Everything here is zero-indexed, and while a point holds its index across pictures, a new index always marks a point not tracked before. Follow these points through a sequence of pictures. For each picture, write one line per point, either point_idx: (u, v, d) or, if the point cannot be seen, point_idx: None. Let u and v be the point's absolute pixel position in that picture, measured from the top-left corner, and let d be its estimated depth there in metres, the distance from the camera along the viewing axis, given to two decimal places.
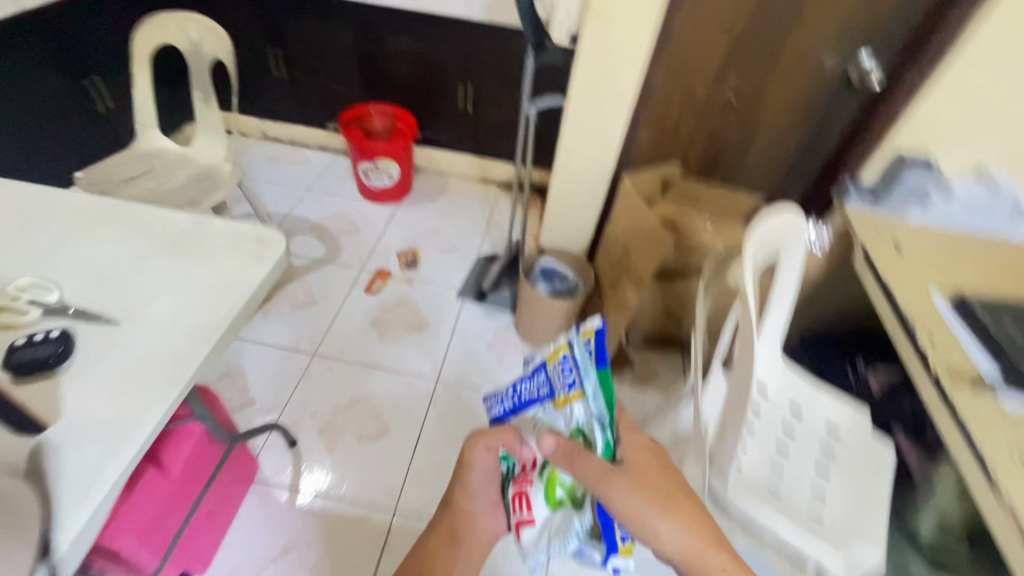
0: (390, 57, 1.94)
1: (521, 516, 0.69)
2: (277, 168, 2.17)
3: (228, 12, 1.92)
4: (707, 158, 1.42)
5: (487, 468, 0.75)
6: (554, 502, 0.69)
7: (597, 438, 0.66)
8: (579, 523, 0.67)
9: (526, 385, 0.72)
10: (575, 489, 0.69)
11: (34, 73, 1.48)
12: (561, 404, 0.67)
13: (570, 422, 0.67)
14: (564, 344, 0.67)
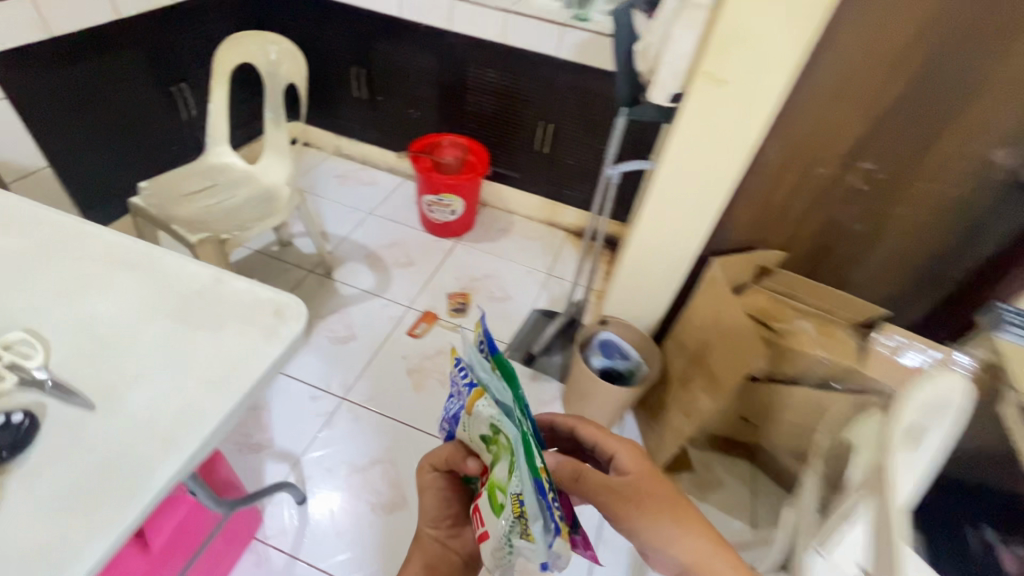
0: (472, 89, 1.85)
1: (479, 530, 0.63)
2: (344, 187, 2.14)
3: (319, 31, 1.91)
4: (819, 248, 1.19)
5: (438, 490, 0.79)
6: (494, 510, 0.59)
7: (506, 427, 0.58)
8: (510, 526, 0.55)
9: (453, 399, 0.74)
10: (503, 486, 0.57)
11: (124, 79, 1.51)
12: (472, 409, 0.62)
13: (485, 420, 0.61)
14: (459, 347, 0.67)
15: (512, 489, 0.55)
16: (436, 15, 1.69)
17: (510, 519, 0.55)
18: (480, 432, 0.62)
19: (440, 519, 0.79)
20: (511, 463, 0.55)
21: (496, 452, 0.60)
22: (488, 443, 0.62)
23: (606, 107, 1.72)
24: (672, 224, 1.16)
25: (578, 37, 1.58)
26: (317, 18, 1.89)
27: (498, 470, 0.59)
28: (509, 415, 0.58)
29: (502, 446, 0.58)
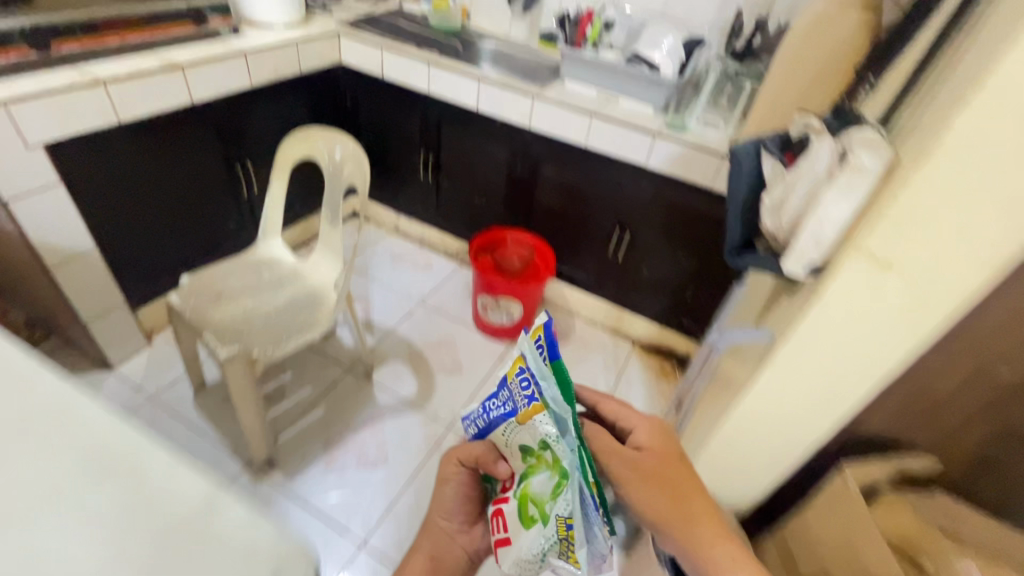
0: (544, 186, 1.70)
1: (501, 535, 0.83)
2: (397, 270, 2.02)
3: (393, 114, 1.85)
4: (988, 466, 0.87)
5: (462, 486, 0.97)
6: (527, 523, 0.78)
7: (559, 449, 0.71)
8: (550, 537, 0.75)
9: (495, 399, 0.85)
10: (545, 505, 0.75)
11: (189, 157, 1.46)
12: (524, 420, 0.77)
13: (535, 437, 0.76)
14: (523, 355, 0.75)
15: (558, 513, 0.71)
16: (514, 110, 1.58)
17: (551, 535, 0.74)
18: (525, 444, 0.79)
19: (456, 520, 0.99)
20: (559, 489, 0.70)
21: (534, 466, 0.77)
22: (527, 458, 0.79)
23: (694, 223, 1.51)
24: (786, 407, 0.92)
25: (671, 148, 1.40)
26: (391, 101, 1.82)
27: (535, 485, 0.77)
28: (565, 441, 0.70)
29: (550, 470, 0.73)
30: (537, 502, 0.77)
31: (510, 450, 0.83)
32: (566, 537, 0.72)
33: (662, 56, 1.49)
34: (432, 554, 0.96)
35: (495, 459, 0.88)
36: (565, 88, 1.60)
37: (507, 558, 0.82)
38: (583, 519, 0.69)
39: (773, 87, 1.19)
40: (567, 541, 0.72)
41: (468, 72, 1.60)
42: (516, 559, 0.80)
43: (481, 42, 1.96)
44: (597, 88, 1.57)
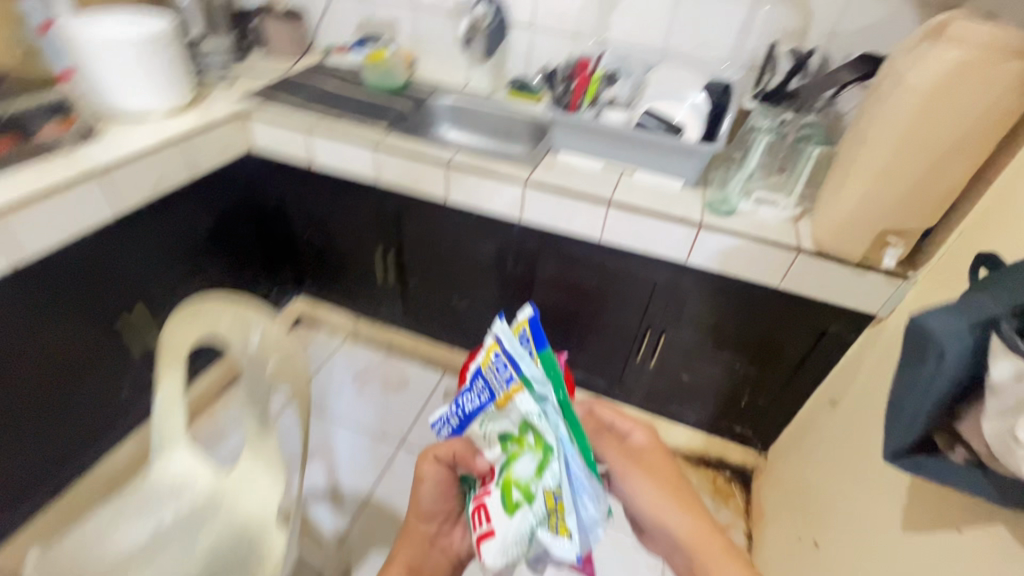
0: (545, 285, 1.32)
1: (482, 529, 0.70)
2: (363, 395, 1.59)
3: (334, 207, 1.42)
4: None
5: (439, 483, 0.81)
6: (513, 505, 0.68)
7: (543, 426, 0.65)
8: (539, 513, 0.68)
9: (471, 393, 0.75)
10: (528, 485, 0.68)
11: (30, 337, 0.98)
12: (506, 405, 0.68)
13: (518, 420, 0.68)
14: (495, 340, 0.69)
15: (545, 486, 0.67)
16: (499, 200, 1.18)
17: (541, 512, 0.68)
18: (504, 431, 0.70)
19: (432, 521, 0.84)
20: (547, 463, 0.66)
21: (517, 451, 0.69)
22: (510, 445, 0.69)
23: (750, 325, 1.17)
24: None
25: (720, 242, 1.05)
26: (329, 192, 1.39)
27: (521, 470, 0.68)
28: (547, 418, 0.66)
29: (534, 448, 0.68)
30: (519, 487, 0.68)
31: (489, 442, 0.73)
32: (556, 510, 0.67)
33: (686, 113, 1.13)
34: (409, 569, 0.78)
35: (475, 448, 0.77)
36: (559, 163, 1.22)
37: (495, 552, 0.69)
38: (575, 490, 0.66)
39: (874, 165, 0.85)
40: (558, 514, 0.67)
41: (431, 155, 1.20)
42: (504, 549, 0.69)
43: (435, 99, 1.55)
44: (601, 159, 1.20)
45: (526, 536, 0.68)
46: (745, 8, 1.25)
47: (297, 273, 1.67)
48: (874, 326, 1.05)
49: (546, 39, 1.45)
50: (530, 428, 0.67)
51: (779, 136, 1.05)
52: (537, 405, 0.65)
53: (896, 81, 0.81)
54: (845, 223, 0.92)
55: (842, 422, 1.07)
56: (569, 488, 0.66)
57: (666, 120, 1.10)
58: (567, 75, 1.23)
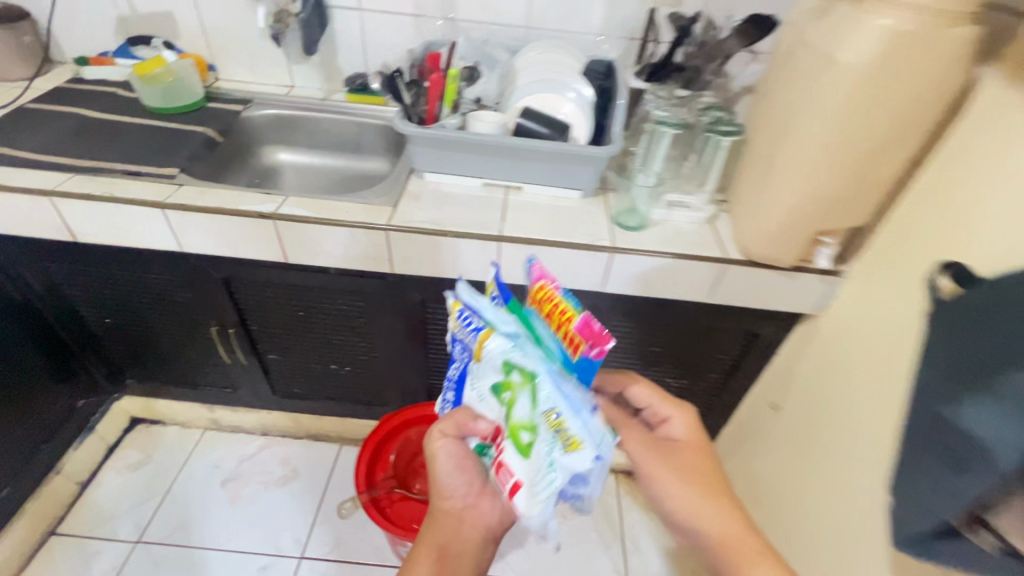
0: (440, 338, 1.06)
1: (509, 487, 0.57)
2: (240, 505, 1.26)
3: (130, 287, 1.03)
4: None
5: (455, 457, 0.66)
6: (525, 452, 0.55)
7: (523, 358, 0.54)
8: (550, 445, 0.53)
9: (459, 360, 0.64)
10: (530, 422, 0.54)
11: None
12: (480, 355, 0.57)
13: (497, 363, 0.55)
14: (455, 298, 0.59)
15: (542, 412, 0.53)
16: (357, 253, 0.89)
17: (550, 441, 0.53)
18: (490, 382, 0.57)
19: (456, 499, 0.68)
20: (536, 389, 0.53)
21: (511, 396, 0.55)
22: (500, 395, 0.56)
23: (680, 342, 1.02)
24: None
25: (638, 265, 0.87)
26: (117, 270, 1.00)
27: (517, 412, 0.54)
28: (523, 344, 0.54)
29: (521, 384, 0.54)
30: (525, 429, 0.54)
31: (485, 403, 0.60)
32: (563, 433, 0.52)
33: (570, 109, 0.92)
34: (441, 553, 0.65)
35: (470, 416, 0.64)
36: (428, 189, 0.95)
37: (531, 509, 0.55)
38: (570, 396, 0.53)
39: (807, 163, 0.71)
40: (565, 435, 0.52)
41: (248, 208, 0.87)
42: (538, 503, 0.55)
43: (250, 115, 1.19)
44: (479, 177, 0.95)
45: (549, 478, 0.53)
46: None
47: (108, 372, 1.24)
48: (805, 325, 0.96)
49: (379, 23, 1.14)
50: (510, 366, 0.54)
51: (685, 128, 0.86)
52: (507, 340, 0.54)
53: (824, 58, 0.66)
54: (777, 229, 0.78)
55: (789, 435, 0.98)
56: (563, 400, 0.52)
57: (551, 122, 0.89)
58: (417, 70, 0.95)
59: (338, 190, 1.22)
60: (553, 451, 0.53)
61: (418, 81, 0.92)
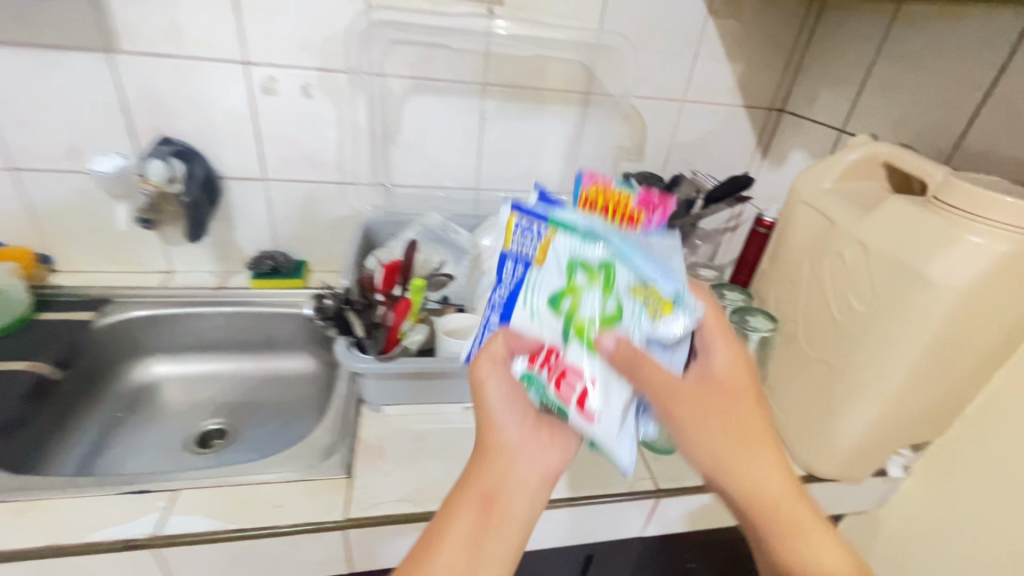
0: None
1: (575, 395, 0.43)
2: None
3: None
4: None
5: (505, 380, 0.47)
6: (595, 348, 0.43)
7: (595, 246, 0.44)
8: (637, 320, 0.43)
9: (502, 287, 0.50)
10: (606, 309, 0.43)
11: None
12: (542, 259, 0.47)
13: (560, 262, 0.45)
14: (513, 212, 0.50)
15: (624, 287, 0.43)
16: (302, 563, 0.59)
17: (639, 313, 0.43)
18: (546, 288, 0.45)
19: (508, 430, 0.48)
20: (613, 271, 0.43)
21: (574, 297, 0.44)
22: (558, 303, 0.45)
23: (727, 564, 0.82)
24: None
25: (685, 506, 0.70)
26: None
27: (586, 305, 0.44)
28: (594, 230, 0.45)
29: (588, 275, 0.44)
30: (597, 321, 0.43)
31: (538, 320, 0.45)
32: (650, 298, 0.43)
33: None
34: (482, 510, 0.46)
35: (516, 332, 0.45)
36: (392, 431, 0.69)
37: (608, 411, 0.43)
38: (655, 264, 0.43)
39: (889, 388, 0.58)
40: (651, 300, 0.43)
41: (106, 533, 0.54)
42: (615, 407, 0.43)
43: (108, 323, 0.86)
44: (459, 401, 0.73)
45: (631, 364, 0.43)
46: (570, 125, 0.94)
47: None
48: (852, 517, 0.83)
49: (290, 193, 0.92)
50: (579, 261, 0.44)
51: None
52: (578, 236, 0.45)
53: (901, 272, 0.55)
54: (857, 451, 0.64)
55: None
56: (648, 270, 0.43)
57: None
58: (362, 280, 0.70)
59: (246, 410, 0.90)
60: (639, 326, 0.43)
61: (367, 299, 0.68)
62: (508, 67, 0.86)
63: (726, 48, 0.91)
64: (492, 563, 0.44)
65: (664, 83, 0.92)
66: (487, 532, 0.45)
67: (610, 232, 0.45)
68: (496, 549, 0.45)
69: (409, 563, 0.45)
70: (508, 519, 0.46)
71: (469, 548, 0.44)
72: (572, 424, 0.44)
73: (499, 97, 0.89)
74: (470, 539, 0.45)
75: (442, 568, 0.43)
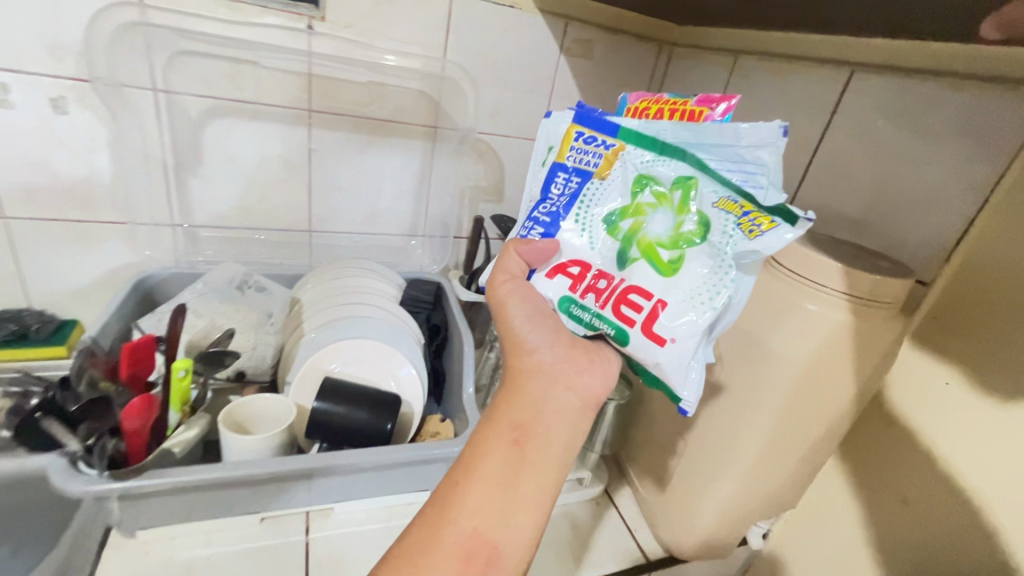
0: None
1: (646, 314, 0.40)
2: None
3: None
4: None
5: (533, 307, 0.44)
6: (669, 270, 0.40)
7: (665, 162, 0.41)
8: (725, 234, 0.38)
9: (549, 203, 0.45)
10: (681, 226, 0.40)
11: None
12: (606, 173, 0.43)
13: (626, 179, 0.42)
14: (571, 122, 0.44)
15: (712, 198, 0.39)
16: None
17: (728, 226, 0.38)
18: (610, 204, 0.42)
19: (541, 351, 0.44)
20: (695, 187, 0.40)
21: (641, 213, 0.41)
22: (617, 225, 0.42)
23: None
24: None
25: None
26: None
27: (654, 226, 0.41)
28: (667, 147, 0.41)
29: (658, 195, 0.41)
30: (666, 239, 0.40)
31: (593, 240, 0.43)
32: (744, 213, 0.38)
33: (400, 360, 0.65)
34: (518, 441, 0.41)
35: (525, 240, 0.44)
36: (147, 568, 0.50)
37: (681, 335, 0.39)
38: (746, 174, 0.38)
39: (746, 462, 0.53)
40: (748, 214, 0.38)
41: None
42: (691, 330, 0.38)
43: None
44: (252, 512, 0.55)
45: (724, 281, 0.38)
46: (418, 162, 0.84)
47: None
48: None
49: (44, 236, 0.71)
50: (648, 179, 0.41)
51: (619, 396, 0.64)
52: (650, 147, 0.41)
53: (747, 344, 0.52)
54: (715, 533, 0.59)
55: None
56: (744, 178, 0.38)
57: (372, 400, 0.60)
58: (88, 361, 0.51)
59: None
60: (729, 242, 0.38)
61: (83, 389, 0.49)
62: (340, 93, 0.74)
63: (581, 88, 0.88)
64: (528, 498, 0.39)
65: (520, 120, 0.86)
66: (523, 466, 0.40)
67: (684, 134, 0.40)
68: (537, 484, 0.40)
69: (430, 507, 0.38)
70: (543, 449, 0.41)
71: (503, 482, 0.39)
72: (635, 349, 0.41)
73: (330, 126, 0.76)
74: (505, 474, 0.39)
75: (473, 507, 0.38)
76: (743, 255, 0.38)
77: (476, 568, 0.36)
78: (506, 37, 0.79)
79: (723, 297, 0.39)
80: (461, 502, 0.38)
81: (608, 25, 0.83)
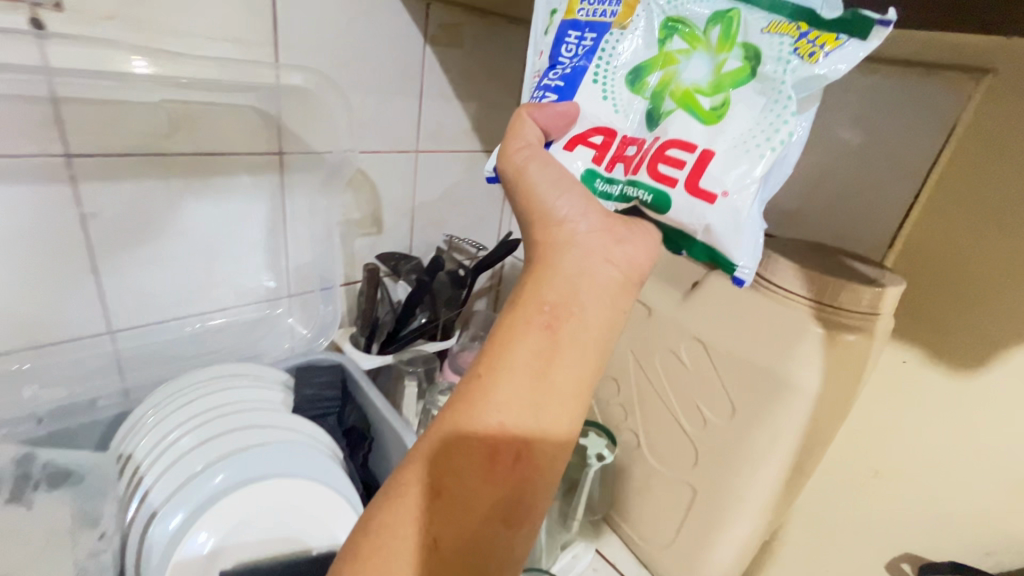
0: None
1: (691, 164, 0.33)
2: None
3: None
4: None
5: (557, 178, 0.36)
6: (711, 117, 0.33)
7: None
8: (780, 60, 0.32)
9: (561, 65, 0.39)
10: (723, 63, 0.34)
11: None
12: (626, 25, 0.38)
13: (652, 26, 0.37)
14: None
15: (759, 26, 0.34)
16: None
17: (786, 49, 0.32)
18: (634, 59, 0.37)
19: (574, 221, 0.34)
20: (736, 20, 0.34)
21: (672, 59, 0.36)
22: (644, 81, 0.36)
23: None
24: None
25: None
26: None
27: (689, 72, 0.35)
28: None
29: (691, 35, 0.35)
30: (706, 82, 0.34)
31: (619, 101, 0.37)
32: (803, 34, 0.32)
33: (322, 496, 0.47)
34: (550, 323, 0.32)
35: (539, 104, 0.37)
36: None
37: (733, 188, 0.31)
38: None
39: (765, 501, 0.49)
40: (807, 35, 0.32)
41: None
42: (745, 180, 0.31)
43: None
44: None
45: (782, 116, 0.31)
46: (266, 204, 0.61)
47: None
48: None
49: None
50: (678, 23, 0.36)
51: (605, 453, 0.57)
52: None
53: (756, 377, 0.46)
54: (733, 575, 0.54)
55: None
56: (796, 1, 0.33)
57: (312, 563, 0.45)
58: None
59: None
60: (786, 70, 0.32)
61: None
62: (118, 124, 0.48)
63: (454, 85, 0.73)
64: (562, 392, 0.32)
65: (389, 130, 0.68)
66: (556, 354, 0.32)
67: None
68: (575, 374, 0.32)
69: (454, 405, 0.32)
70: (580, 333, 0.32)
71: (533, 378, 0.32)
72: (676, 216, 0.33)
73: (114, 176, 0.50)
74: (537, 364, 0.32)
75: (499, 403, 0.31)
76: (802, 84, 0.31)
77: (503, 465, 0.31)
78: (357, 27, 0.60)
79: (784, 134, 0.31)
80: (485, 397, 0.31)
81: (477, 8, 0.68)
